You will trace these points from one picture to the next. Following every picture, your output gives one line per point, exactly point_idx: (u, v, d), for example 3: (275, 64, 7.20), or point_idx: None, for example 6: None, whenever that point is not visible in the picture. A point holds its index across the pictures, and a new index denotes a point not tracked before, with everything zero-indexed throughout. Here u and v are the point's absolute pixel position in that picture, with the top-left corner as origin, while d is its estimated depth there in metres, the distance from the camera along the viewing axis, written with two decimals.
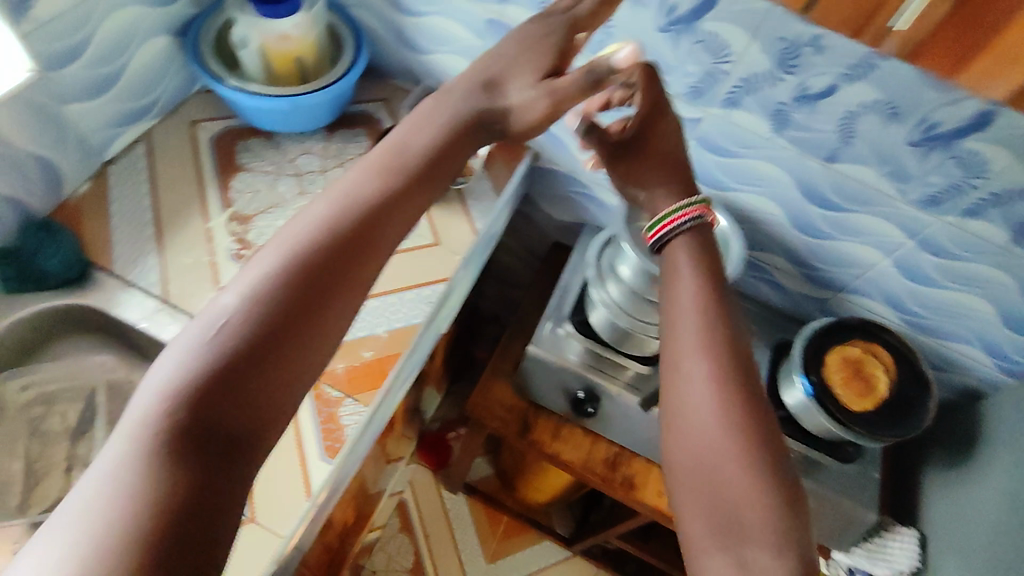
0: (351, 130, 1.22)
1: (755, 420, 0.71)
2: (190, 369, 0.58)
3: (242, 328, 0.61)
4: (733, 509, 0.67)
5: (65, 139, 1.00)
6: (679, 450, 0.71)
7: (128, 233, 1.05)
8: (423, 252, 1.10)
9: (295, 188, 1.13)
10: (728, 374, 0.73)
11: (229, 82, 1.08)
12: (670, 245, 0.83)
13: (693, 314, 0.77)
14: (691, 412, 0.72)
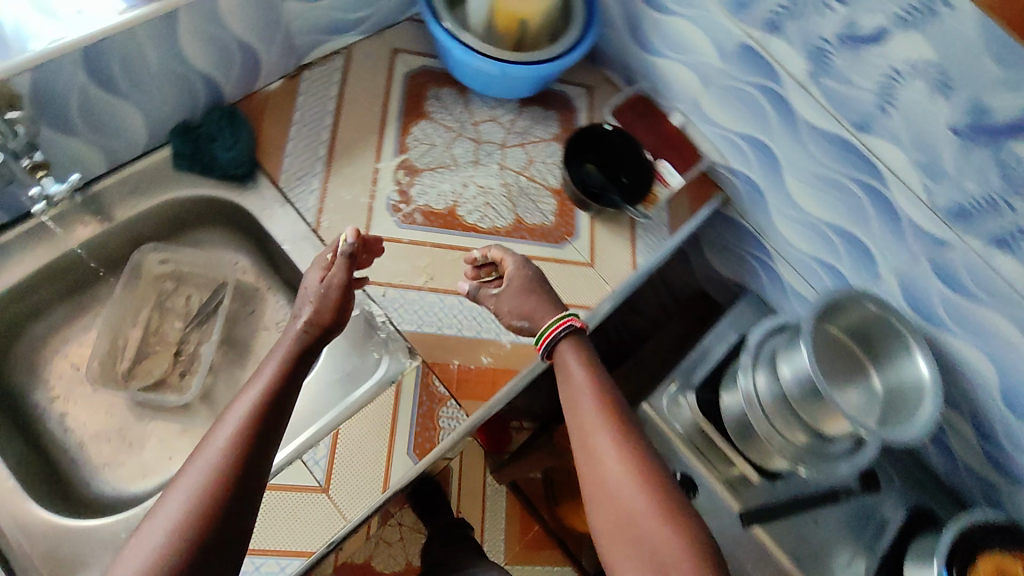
0: (544, 108, 1.12)
1: (656, 470, 0.75)
2: (215, 437, 0.66)
3: (258, 403, 0.69)
4: (659, 562, 0.68)
5: (272, 35, 0.96)
6: (603, 512, 0.74)
7: (302, 146, 1.01)
8: (571, 270, 1.00)
9: (470, 157, 1.06)
10: (627, 442, 0.77)
11: (445, 26, 0.99)
12: (556, 351, 0.86)
13: (576, 393, 0.82)
14: (608, 479, 0.75)
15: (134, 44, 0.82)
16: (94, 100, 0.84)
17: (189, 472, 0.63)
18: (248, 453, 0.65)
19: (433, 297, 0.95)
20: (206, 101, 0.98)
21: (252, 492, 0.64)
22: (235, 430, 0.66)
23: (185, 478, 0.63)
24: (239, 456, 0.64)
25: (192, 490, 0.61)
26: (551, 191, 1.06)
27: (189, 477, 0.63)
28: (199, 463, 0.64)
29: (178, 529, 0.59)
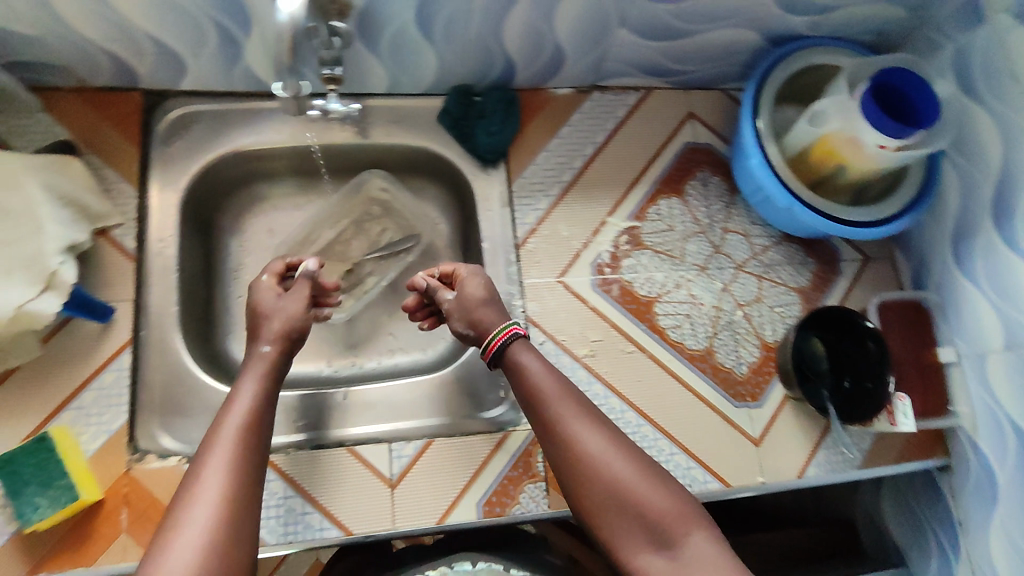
0: (802, 254, 1.02)
1: (635, 454, 0.71)
2: (215, 457, 0.64)
3: (245, 420, 0.68)
4: (662, 524, 0.66)
5: (589, 48, 0.92)
6: (588, 494, 0.69)
7: (553, 160, 0.98)
8: (734, 435, 0.92)
9: (700, 261, 0.98)
10: (596, 423, 0.72)
11: (759, 131, 0.89)
12: (509, 356, 0.78)
13: (542, 386, 0.75)
14: (589, 458, 0.69)
15: (467, 7, 0.80)
16: (406, 37, 0.84)
17: (199, 496, 0.61)
18: (256, 472, 0.65)
19: (584, 375, 0.90)
20: (497, 76, 0.96)
21: (253, 507, 0.63)
22: (235, 447, 0.65)
23: (197, 504, 0.60)
24: (237, 478, 0.63)
25: (215, 518, 0.60)
26: (760, 344, 0.96)
27: (205, 505, 0.60)
28: (208, 488, 0.62)
29: (212, 555, 0.58)
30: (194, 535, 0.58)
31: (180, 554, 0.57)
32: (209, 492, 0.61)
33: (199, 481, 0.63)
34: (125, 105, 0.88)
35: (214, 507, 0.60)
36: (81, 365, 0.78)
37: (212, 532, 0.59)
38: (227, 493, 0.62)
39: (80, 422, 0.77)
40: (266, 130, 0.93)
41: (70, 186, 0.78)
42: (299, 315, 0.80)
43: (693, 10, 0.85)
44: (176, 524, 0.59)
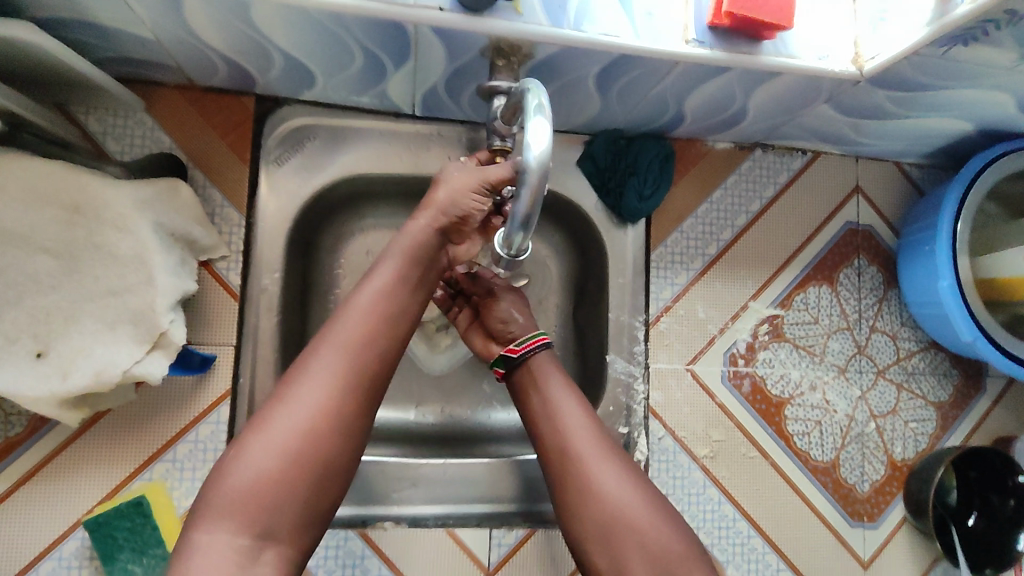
0: (949, 366, 0.92)
1: (649, 489, 0.61)
2: (332, 343, 0.55)
3: (375, 305, 0.57)
4: (667, 567, 0.56)
5: (776, 115, 0.79)
6: (586, 520, 0.59)
7: (699, 229, 0.87)
8: (845, 557, 0.86)
9: (840, 361, 0.89)
10: (607, 445, 0.63)
11: (958, 248, 0.80)
12: (533, 362, 0.70)
13: (554, 399, 0.66)
14: (592, 481, 0.60)
15: (663, 73, 0.66)
16: (577, 87, 0.71)
17: (305, 387, 0.52)
18: (371, 369, 0.55)
19: (700, 477, 0.84)
20: (657, 126, 0.83)
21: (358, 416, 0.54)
22: (359, 336, 0.55)
23: (295, 402, 0.52)
24: (340, 383, 0.53)
25: (314, 420, 0.51)
26: (887, 462, 0.89)
27: (304, 404, 0.52)
28: (319, 378, 0.53)
29: (294, 470, 0.50)
30: (283, 437, 0.50)
31: (264, 453, 0.50)
32: (307, 394, 0.52)
33: (299, 377, 0.53)
34: (236, 112, 0.76)
35: (310, 410, 0.52)
36: (177, 415, 0.72)
37: (306, 436, 0.51)
38: (330, 401, 0.52)
39: (172, 477, 0.71)
40: (387, 154, 0.81)
41: (180, 221, 0.68)
42: (468, 194, 0.59)
43: (916, 99, 0.71)
44: (270, 416, 0.51)
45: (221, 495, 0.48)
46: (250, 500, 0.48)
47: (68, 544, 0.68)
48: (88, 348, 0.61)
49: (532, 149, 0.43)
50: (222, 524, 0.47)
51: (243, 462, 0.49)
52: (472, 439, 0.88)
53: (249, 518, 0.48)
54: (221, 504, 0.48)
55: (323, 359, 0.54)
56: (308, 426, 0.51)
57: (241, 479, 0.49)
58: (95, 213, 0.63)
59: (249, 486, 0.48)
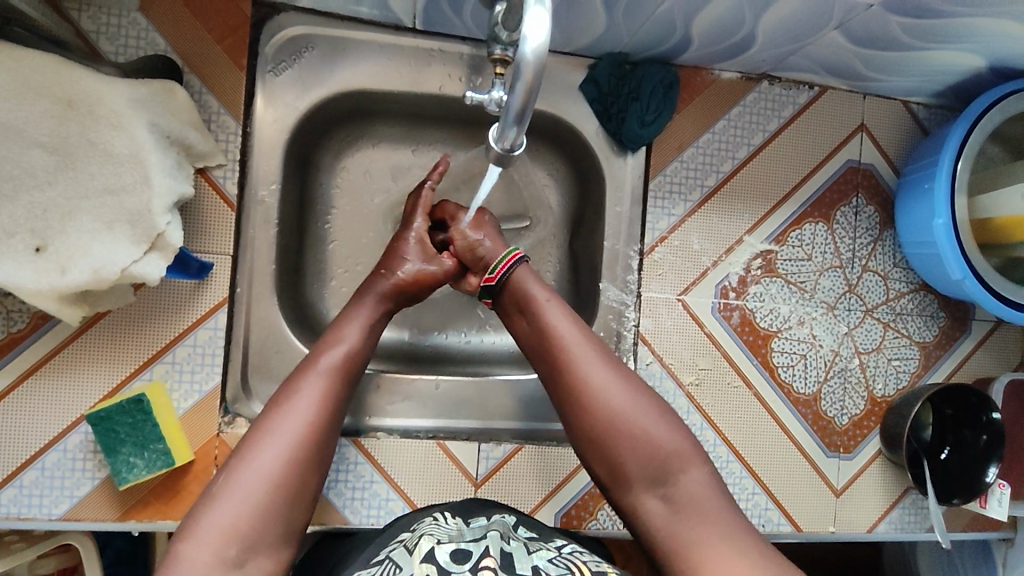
0: (938, 307, 0.94)
1: (640, 395, 0.65)
2: (277, 427, 0.58)
3: (317, 393, 0.62)
4: (661, 465, 0.62)
5: (784, 43, 0.77)
6: (584, 427, 0.64)
7: (700, 160, 0.86)
8: (819, 484, 0.90)
9: (830, 298, 0.90)
10: (599, 354, 0.67)
11: (956, 190, 0.80)
12: (514, 277, 0.73)
13: (543, 312, 0.69)
14: (590, 388, 0.64)
15: None
16: (583, 2, 0.69)
17: (261, 449, 0.57)
18: (314, 450, 0.59)
19: (684, 403, 0.86)
20: (663, 51, 0.81)
21: (273, 479, 0.56)
22: (323, 390, 0.62)
23: (260, 454, 0.56)
24: (270, 456, 0.56)
25: (262, 488, 0.55)
26: (868, 398, 0.91)
27: (266, 453, 0.57)
28: (270, 451, 0.57)
29: (264, 498, 0.55)
30: (246, 493, 0.54)
31: (234, 496, 0.54)
32: (251, 471, 0.55)
33: (243, 459, 0.56)
34: (232, 16, 0.74)
35: (254, 483, 0.55)
36: (175, 319, 0.73)
37: (265, 491, 0.55)
38: (288, 455, 0.57)
39: (172, 378, 0.73)
40: (387, 69, 0.80)
41: (175, 124, 0.67)
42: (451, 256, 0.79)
43: (930, 29, 0.70)
44: (233, 472, 0.55)
45: (193, 550, 0.51)
46: (231, 532, 0.52)
47: (73, 437, 0.71)
48: (85, 246, 0.62)
49: (529, 43, 0.42)
50: None
51: (203, 525, 0.52)
52: (462, 358, 0.91)
53: (231, 548, 0.52)
54: (196, 545, 0.51)
55: (273, 441, 0.57)
56: (263, 491, 0.55)
57: (212, 529, 0.52)
58: (88, 108, 0.62)
59: (228, 521, 0.53)
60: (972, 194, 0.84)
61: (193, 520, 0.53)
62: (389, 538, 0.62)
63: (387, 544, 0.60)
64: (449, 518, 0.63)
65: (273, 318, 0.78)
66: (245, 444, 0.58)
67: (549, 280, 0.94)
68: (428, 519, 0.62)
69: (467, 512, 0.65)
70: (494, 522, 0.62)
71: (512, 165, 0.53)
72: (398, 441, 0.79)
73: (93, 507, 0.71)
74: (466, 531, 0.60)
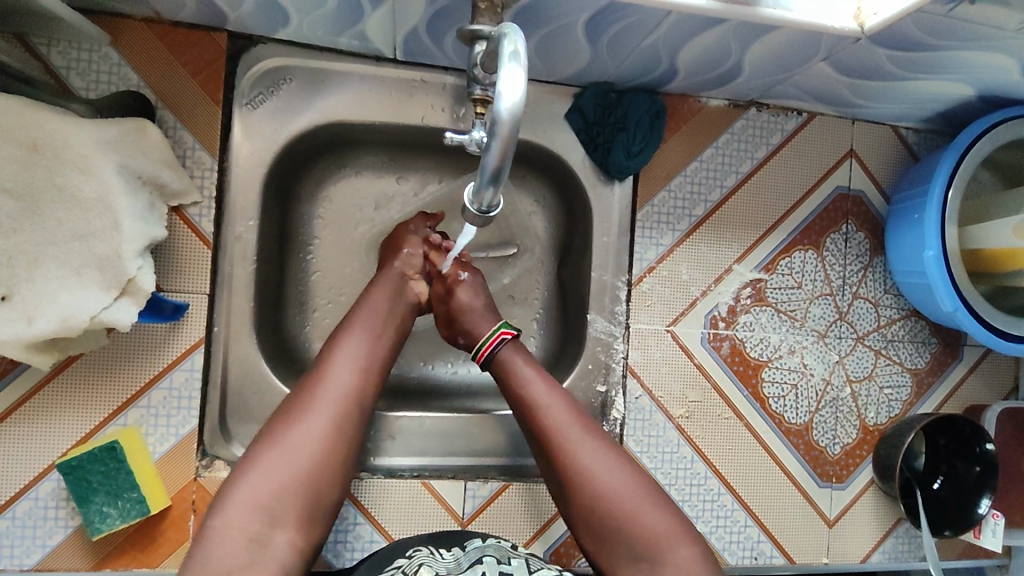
0: (930, 334, 0.93)
1: (629, 471, 0.64)
2: (315, 408, 0.61)
3: (356, 376, 0.65)
4: (648, 542, 0.60)
5: (771, 73, 0.76)
6: (575, 507, 0.64)
7: (687, 189, 0.85)
8: (811, 515, 0.88)
9: (821, 326, 0.89)
10: (589, 432, 0.66)
11: (947, 221, 0.79)
12: (497, 358, 0.72)
13: (530, 390, 0.69)
14: (575, 467, 0.64)
15: (655, 22, 0.63)
16: (566, 36, 0.68)
17: (292, 435, 0.59)
18: (341, 438, 0.61)
19: (674, 436, 0.85)
20: (649, 80, 0.80)
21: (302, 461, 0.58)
22: (353, 376, 0.65)
23: (290, 440, 0.58)
24: (302, 437, 0.59)
25: (295, 467, 0.57)
26: (859, 427, 0.90)
27: (300, 438, 0.59)
28: (291, 444, 0.58)
29: (296, 476, 0.57)
30: (279, 473, 0.56)
31: (263, 475, 0.56)
32: (280, 458, 0.57)
33: (279, 438, 0.59)
34: (207, 49, 0.72)
35: (285, 464, 0.57)
36: (150, 361, 0.71)
37: (295, 472, 0.57)
38: (315, 442, 0.59)
39: (147, 422, 0.71)
40: (367, 100, 0.78)
41: (147, 163, 0.65)
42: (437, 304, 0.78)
43: (919, 60, 0.69)
44: (268, 449, 0.58)
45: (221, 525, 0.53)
46: (258, 506, 0.54)
47: (44, 485, 0.68)
48: (53, 294, 0.60)
49: (504, 101, 0.41)
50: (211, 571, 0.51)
51: (230, 502, 0.54)
52: (448, 391, 0.89)
53: (257, 521, 0.54)
54: (228, 513, 0.54)
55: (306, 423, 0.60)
56: (294, 472, 0.57)
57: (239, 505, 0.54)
58: (55, 152, 0.60)
59: (255, 494, 0.55)
60: (962, 223, 0.83)
61: (223, 494, 0.55)
62: (382, 565, 0.60)
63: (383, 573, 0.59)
64: (445, 549, 0.62)
65: (252, 357, 0.76)
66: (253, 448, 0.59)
67: (536, 309, 0.92)
68: (424, 548, 0.62)
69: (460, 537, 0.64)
70: (490, 545, 0.62)
71: (491, 219, 0.51)
72: (381, 482, 0.77)
73: (66, 557, 0.69)
74: (463, 558, 0.60)
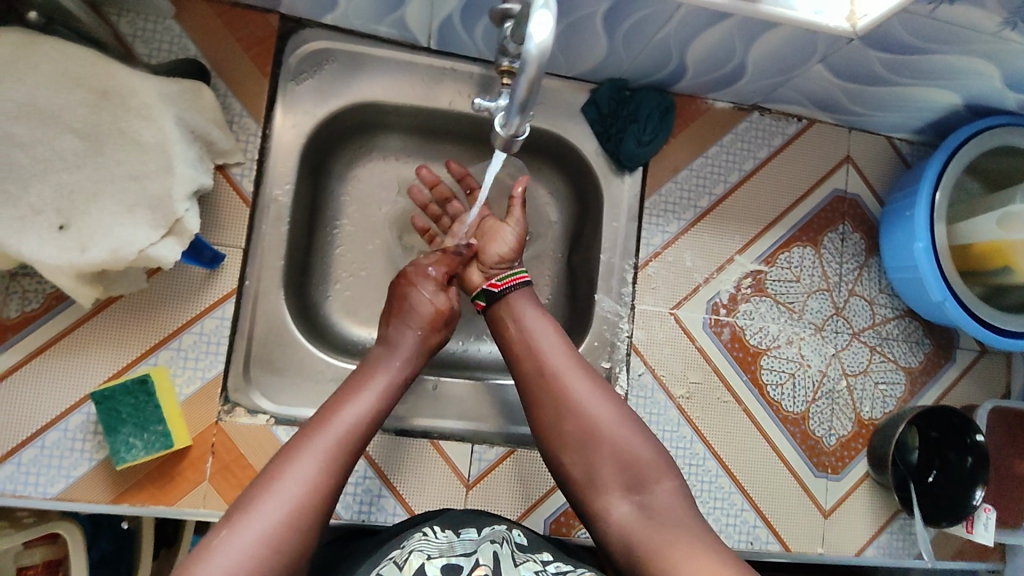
0: (924, 336, 0.96)
1: (619, 407, 0.69)
2: (306, 455, 0.60)
3: (349, 430, 0.64)
4: (634, 470, 0.64)
5: (773, 74, 0.83)
6: (564, 433, 0.67)
7: (693, 182, 0.91)
8: (807, 504, 0.90)
9: (818, 320, 0.93)
10: (580, 368, 0.71)
11: (935, 218, 0.84)
12: (512, 298, 0.76)
13: (533, 327, 0.74)
14: (568, 395, 0.68)
15: (667, 15, 0.70)
16: (587, 28, 0.75)
17: (288, 478, 0.59)
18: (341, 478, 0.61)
19: (674, 416, 0.88)
20: (659, 78, 0.87)
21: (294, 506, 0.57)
22: (347, 427, 0.64)
23: (283, 484, 0.58)
24: (299, 486, 0.58)
25: (284, 517, 0.56)
26: (855, 420, 0.93)
27: (292, 485, 0.58)
28: (286, 487, 0.58)
29: (286, 522, 0.56)
30: (267, 519, 0.56)
31: (258, 523, 0.55)
32: (271, 505, 0.56)
33: (275, 483, 0.58)
34: (261, 28, 0.80)
35: (276, 512, 0.56)
36: (184, 307, 0.75)
37: (284, 520, 0.56)
38: (292, 507, 0.57)
39: (177, 364, 0.75)
40: (400, 84, 0.85)
41: (200, 121, 0.72)
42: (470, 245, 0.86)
43: (907, 65, 0.76)
44: (262, 496, 0.57)
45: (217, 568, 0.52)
46: None
47: (75, 417, 0.72)
48: (106, 228, 0.65)
49: (533, 41, 0.47)
50: None
51: (214, 559, 0.53)
52: (459, 365, 0.92)
53: None
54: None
55: (298, 467, 0.59)
56: (284, 519, 0.56)
57: (249, 537, 0.55)
58: (121, 100, 0.66)
59: (249, 548, 0.54)
60: (952, 223, 0.88)
61: (207, 548, 0.54)
62: (377, 556, 0.59)
63: (375, 562, 0.58)
64: (437, 530, 0.62)
65: (278, 313, 0.81)
66: (245, 494, 0.58)
67: (546, 292, 0.97)
68: (417, 532, 0.61)
69: (456, 523, 0.63)
70: (486, 534, 0.62)
71: (516, 150, 0.58)
72: (392, 439, 0.80)
73: (88, 489, 0.72)
74: (456, 544, 0.60)
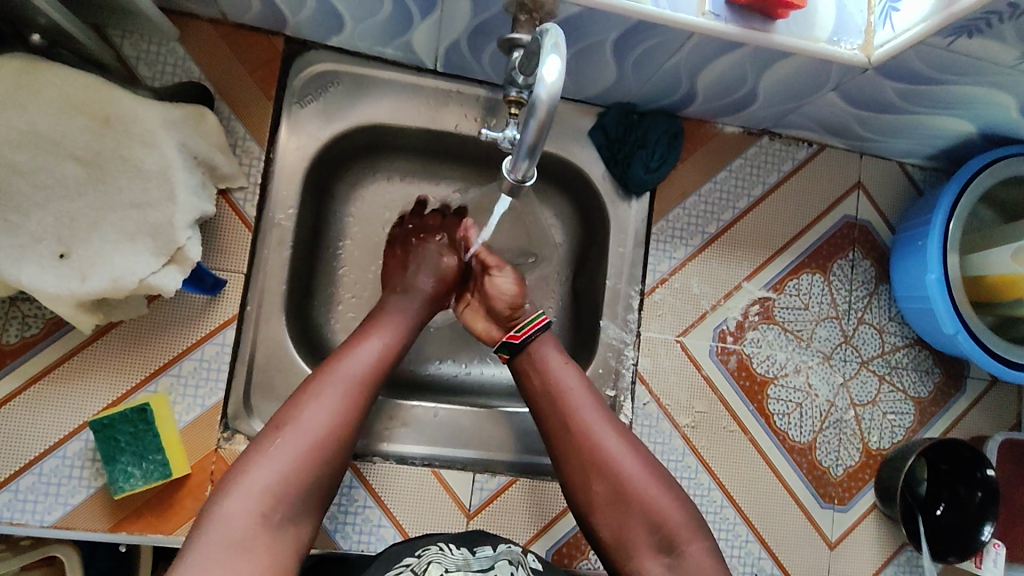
0: (933, 365, 0.95)
1: (650, 464, 0.68)
2: (336, 376, 0.65)
3: (378, 357, 0.69)
4: (667, 531, 0.64)
5: (784, 101, 0.82)
6: (594, 491, 0.67)
7: (701, 208, 0.90)
8: (813, 536, 0.89)
9: (826, 348, 0.92)
10: (611, 421, 0.70)
11: (949, 249, 0.82)
12: (535, 345, 0.75)
13: (561, 378, 0.72)
14: (602, 453, 0.67)
15: (678, 44, 0.69)
16: (596, 55, 0.74)
17: (321, 396, 0.63)
18: (365, 406, 0.66)
19: (680, 445, 0.87)
20: (669, 102, 0.85)
21: (325, 425, 0.62)
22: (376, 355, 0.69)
23: (316, 402, 0.63)
24: (330, 404, 0.63)
25: (317, 435, 0.61)
26: (863, 451, 0.92)
27: (326, 403, 0.63)
28: (321, 403, 0.63)
29: (318, 445, 0.61)
30: (303, 435, 0.60)
31: (293, 438, 0.60)
32: (306, 422, 0.61)
33: (306, 403, 0.63)
34: (265, 51, 0.79)
35: (310, 430, 0.61)
36: (184, 333, 0.75)
37: (315, 441, 0.61)
38: (325, 427, 0.62)
39: (176, 391, 0.74)
40: (406, 106, 0.84)
41: (203, 146, 0.71)
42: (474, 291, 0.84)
43: (922, 94, 0.74)
44: (292, 416, 0.61)
45: (246, 487, 0.56)
46: (266, 495, 0.56)
47: (73, 444, 0.71)
48: (106, 256, 0.64)
49: (544, 83, 0.46)
50: (232, 531, 0.54)
51: (255, 471, 0.57)
52: (462, 389, 0.91)
53: (263, 520, 0.55)
54: (249, 484, 0.56)
55: (327, 390, 0.64)
56: (316, 438, 0.61)
57: (287, 453, 0.59)
58: (123, 126, 0.66)
59: (284, 466, 0.58)
60: (965, 252, 0.87)
61: (245, 463, 0.58)
62: (389, 564, 0.59)
63: (389, 570, 0.58)
64: (453, 548, 0.61)
65: (279, 338, 0.80)
66: (282, 409, 0.63)
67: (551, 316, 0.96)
68: (433, 546, 0.60)
69: (472, 541, 0.63)
70: (501, 552, 0.61)
71: (523, 192, 0.57)
72: (393, 467, 0.80)
73: (85, 516, 0.71)
74: (472, 562, 0.59)
